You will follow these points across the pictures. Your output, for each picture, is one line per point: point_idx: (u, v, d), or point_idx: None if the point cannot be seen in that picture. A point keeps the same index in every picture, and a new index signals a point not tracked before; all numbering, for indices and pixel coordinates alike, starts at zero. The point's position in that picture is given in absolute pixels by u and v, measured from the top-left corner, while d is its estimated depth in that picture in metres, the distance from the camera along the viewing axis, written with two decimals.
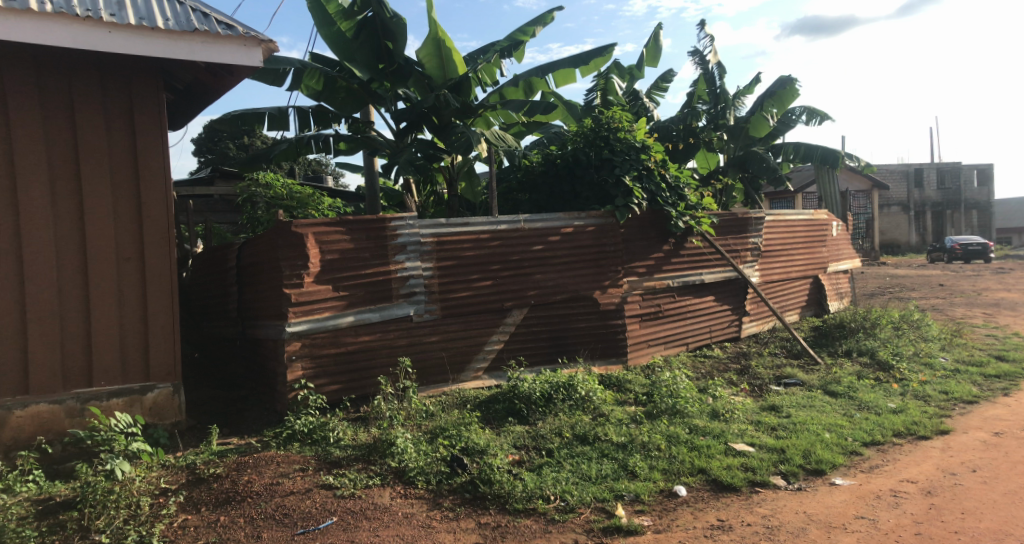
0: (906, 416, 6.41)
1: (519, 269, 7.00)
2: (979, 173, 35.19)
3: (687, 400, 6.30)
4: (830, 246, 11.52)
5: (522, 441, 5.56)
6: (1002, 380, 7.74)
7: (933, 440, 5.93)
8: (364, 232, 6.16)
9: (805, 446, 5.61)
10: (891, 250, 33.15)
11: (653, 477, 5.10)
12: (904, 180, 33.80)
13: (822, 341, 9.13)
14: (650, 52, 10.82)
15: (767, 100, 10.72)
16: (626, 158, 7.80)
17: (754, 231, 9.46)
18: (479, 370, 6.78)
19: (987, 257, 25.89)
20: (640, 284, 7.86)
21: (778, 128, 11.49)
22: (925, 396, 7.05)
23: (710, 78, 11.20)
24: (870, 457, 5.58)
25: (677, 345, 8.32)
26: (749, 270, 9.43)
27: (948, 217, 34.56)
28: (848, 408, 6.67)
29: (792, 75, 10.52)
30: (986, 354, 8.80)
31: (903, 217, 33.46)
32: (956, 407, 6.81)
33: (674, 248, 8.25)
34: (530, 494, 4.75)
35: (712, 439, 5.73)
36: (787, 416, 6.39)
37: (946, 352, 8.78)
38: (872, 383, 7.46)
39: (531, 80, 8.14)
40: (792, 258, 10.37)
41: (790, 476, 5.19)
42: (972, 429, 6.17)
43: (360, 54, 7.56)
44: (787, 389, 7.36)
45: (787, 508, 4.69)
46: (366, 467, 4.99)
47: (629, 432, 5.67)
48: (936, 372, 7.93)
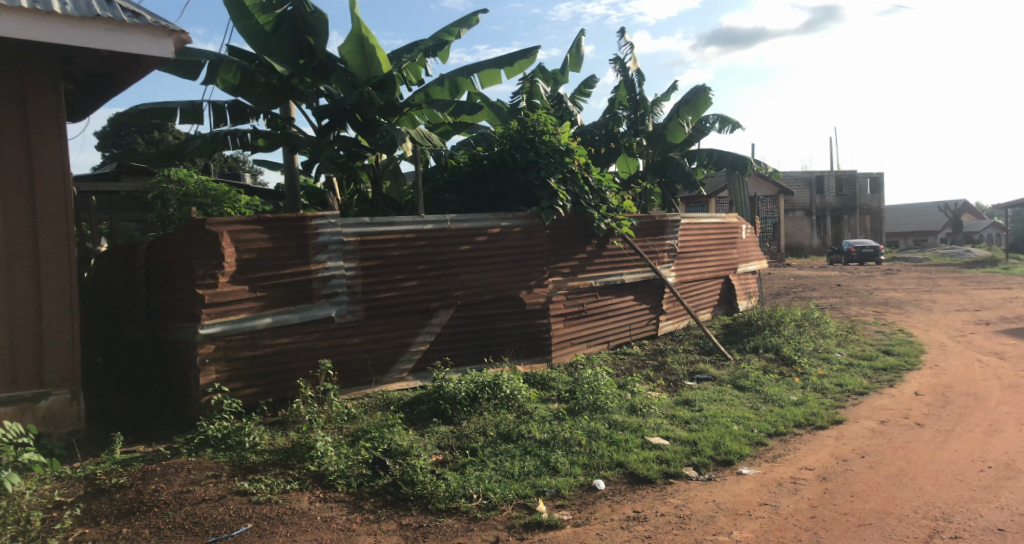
0: (805, 408, 6.83)
1: (445, 269, 7.03)
2: (872, 182, 37.80)
3: (607, 397, 6.52)
4: (740, 248, 12.08)
5: (446, 441, 5.60)
6: (888, 372, 8.35)
7: (829, 430, 6.35)
8: (283, 230, 6.04)
9: (715, 438, 5.89)
10: (795, 252, 35.16)
11: (574, 472, 5.24)
12: (807, 187, 35.82)
13: (731, 337, 9.59)
14: (573, 57, 11.05)
15: (682, 107, 11.19)
16: (551, 160, 8.01)
17: (670, 233, 9.82)
18: (403, 371, 6.76)
19: (878, 259, 27.57)
20: (565, 284, 8.01)
21: (693, 135, 11.97)
22: (822, 389, 7.52)
23: (630, 84, 11.56)
24: (773, 447, 5.92)
25: (597, 344, 8.52)
26: (666, 270, 9.77)
27: (845, 222, 36.89)
28: (755, 401, 7.04)
29: (705, 84, 10.98)
30: (874, 348, 9.46)
31: (805, 221, 35.54)
32: (849, 399, 7.30)
33: (596, 249, 8.46)
34: (453, 493, 4.79)
35: (630, 433, 5.94)
36: (700, 410, 6.68)
37: (841, 347, 9.38)
38: (777, 377, 7.90)
39: (457, 80, 8.06)
40: (705, 259, 10.80)
41: (702, 466, 5.44)
42: (862, 418, 6.64)
43: (279, 48, 7.42)
44: (699, 384, 7.69)
45: (697, 498, 4.92)
46: (283, 472, 4.91)
47: (552, 429, 5.81)
48: (832, 365, 8.47)
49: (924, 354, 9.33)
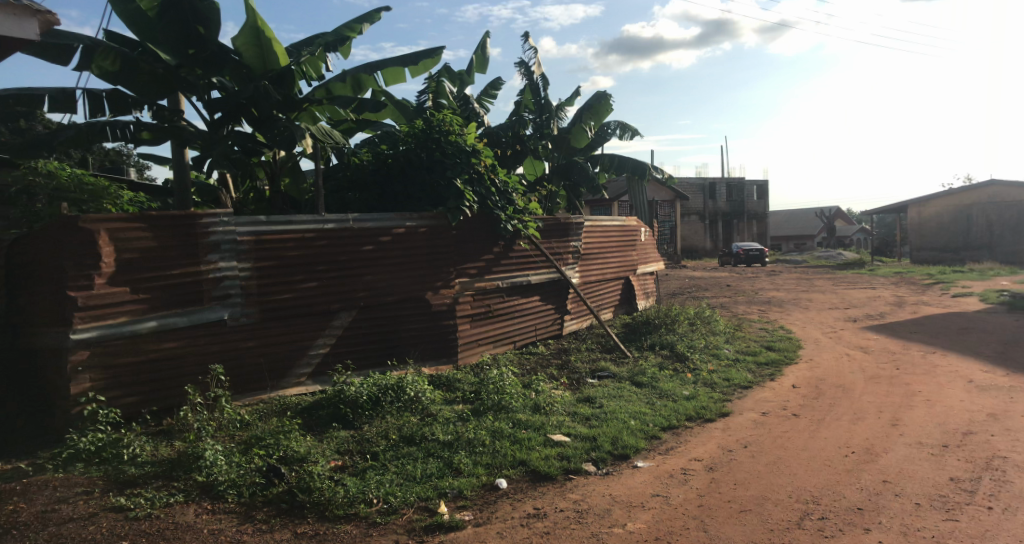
0: (696, 402, 7.14)
1: (348, 270, 6.87)
2: (760, 189, 39.99)
3: (511, 396, 6.57)
4: (640, 249, 12.48)
5: (345, 446, 5.47)
6: (770, 366, 8.87)
7: (717, 422, 6.66)
8: (169, 228, 5.72)
9: (613, 433, 6.05)
10: (690, 255, 37.09)
11: (477, 472, 5.24)
12: (701, 193, 37.68)
13: (631, 336, 9.88)
14: (478, 59, 11.06)
15: (585, 113, 11.51)
16: (456, 161, 7.93)
17: (575, 235, 10.01)
18: (302, 376, 6.56)
19: (763, 262, 29.26)
20: (472, 285, 7.99)
21: (595, 140, 12.24)
22: (712, 383, 7.88)
23: (535, 88, 11.74)
24: (666, 440, 6.15)
25: (503, 344, 8.55)
26: (570, 271, 9.95)
27: (736, 226, 39.01)
28: (651, 396, 7.28)
29: (606, 91, 11.29)
30: (759, 344, 10.03)
31: (699, 225, 37.43)
32: (736, 392, 7.69)
33: (503, 250, 8.51)
34: (352, 499, 4.68)
35: (533, 431, 6.01)
36: (600, 406, 6.84)
37: (730, 344, 9.87)
38: (672, 373, 8.21)
39: (359, 76, 7.97)
40: (607, 260, 11.08)
41: (600, 461, 5.58)
42: (746, 410, 7.01)
43: (165, 36, 7.01)
44: (600, 381, 7.88)
45: (595, 492, 5.04)
46: (166, 485, 4.65)
47: (456, 430, 5.78)
48: (721, 361, 8.90)
49: (801, 349, 9.97)
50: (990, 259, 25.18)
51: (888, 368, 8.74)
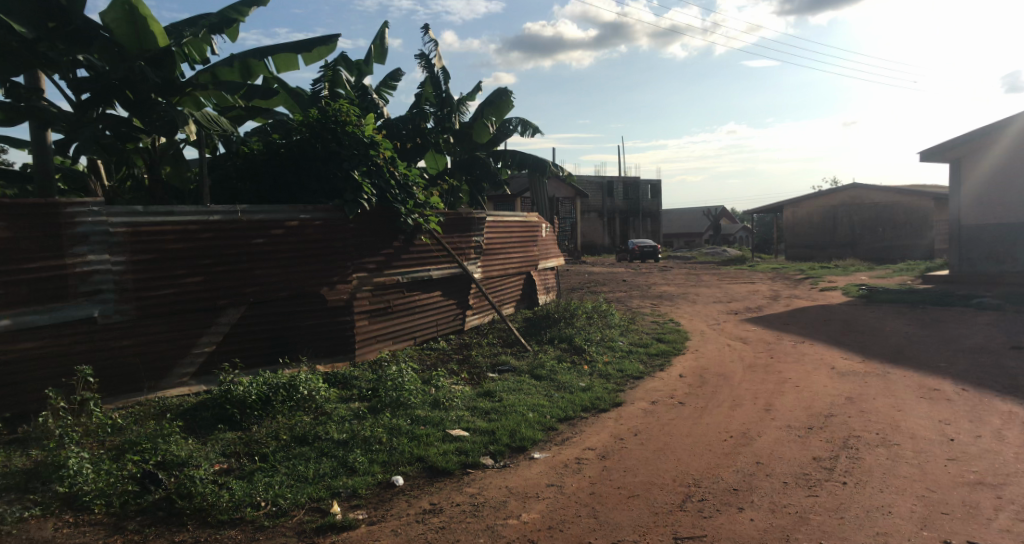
0: (591, 393, 7.30)
1: (236, 264, 6.52)
2: (653, 188, 41.61)
3: (410, 392, 6.46)
4: (540, 245, 12.62)
5: (232, 448, 5.20)
6: (660, 357, 9.21)
7: (610, 412, 6.83)
8: (27, 218, 5.27)
9: (511, 426, 6.08)
10: (590, 251, 37.75)
11: (372, 470, 5.12)
12: (599, 191, 38.68)
13: (531, 330, 9.97)
14: (376, 49, 10.82)
15: (486, 109, 11.49)
16: (354, 153, 7.71)
17: (476, 229, 9.98)
18: (184, 376, 6.18)
19: (656, 258, 30.44)
20: (370, 280, 7.79)
21: (497, 136, 12.27)
22: (606, 375, 8.09)
23: (436, 82, 11.60)
24: (562, 431, 6.25)
25: (404, 340, 8.38)
26: (472, 267, 9.91)
27: (632, 224, 40.38)
28: (549, 389, 7.37)
29: (507, 88, 11.33)
30: (651, 337, 10.39)
31: (598, 222, 38.34)
32: (629, 383, 7.92)
33: (403, 244, 8.35)
34: (238, 503, 4.45)
35: (431, 427, 5.93)
36: (499, 400, 6.85)
37: (624, 336, 10.17)
38: (569, 365, 8.34)
39: (247, 62, 7.65)
40: (508, 255, 11.12)
41: (498, 454, 5.58)
42: (638, 400, 7.23)
43: (22, 7, 6.38)
44: (500, 375, 7.90)
45: (492, 485, 5.04)
46: (22, 498, 4.25)
47: (351, 429, 5.61)
48: (616, 353, 9.15)
49: (688, 341, 10.41)
50: (854, 256, 27.29)
51: (763, 357, 9.28)
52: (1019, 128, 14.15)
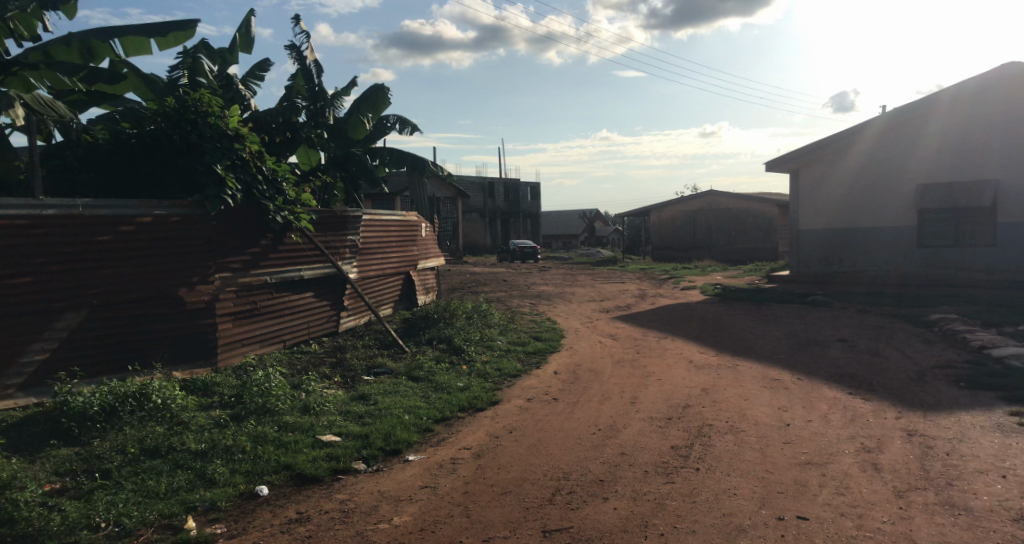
0: (468, 392, 7.29)
1: (75, 264, 5.97)
2: (532, 190, 42.61)
3: (277, 398, 6.16)
4: (419, 245, 12.47)
5: (68, 465, 4.73)
6: (537, 355, 9.37)
7: (485, 411, 6.85)
8: None
9: (386, 429, 5.94)
10: (471, 251, 37.91)
11: (233, 481, 4.83)
12: (481, 190, 38.75)
13: (408, 331, 9.82)
14: (242, 37, 10.26)
15: (361, 105, 11.21)
16: (216, 146, 7.20)
17: (352, 228, 9.70)
18: (10, 387, 5.56)
19: (536, 259, 31.09)
20: (235, 280, 7.35)
21: (373, 133, 12.02)
22: (484, 374, 8.11)
23: (308, 74, 11.15)
24: (439, 432, 6.19)
25: (273, 343, 7.97)
26: (347, 266, 9.60)
27: (512, 224, 41.03)
28: (426, 390, 7.29)
29: (384, 84, 11.14)
30: (528, 335, 10.54)
31: (479, 222, 38.62)
32: (506, 381, 8.00)
33: (272, 243, 7.96)
34: (73, 525, 4.06)
35: (300, 434, 5.68)
36: (374, 403, 6.68)
37: (503, 335, 10.25)
38: (447, 366, 8.29)
39: (89, 43, 7.03)
40: (386, 255, 10.90)
41: (371, 459, 5.44)
42: (514, 398, 7.31)
43: None
44: (376, 378, 7.71)
45: (363, 490, 4.90)
46: None
47: (211, 438, 5.26)
48: (494, 352, 9.20)
49: (563, 338, 10.66)
50: (714, 258, 29.11)
51: (630, 352, 9.68)
52: (846, 148, 15.74)
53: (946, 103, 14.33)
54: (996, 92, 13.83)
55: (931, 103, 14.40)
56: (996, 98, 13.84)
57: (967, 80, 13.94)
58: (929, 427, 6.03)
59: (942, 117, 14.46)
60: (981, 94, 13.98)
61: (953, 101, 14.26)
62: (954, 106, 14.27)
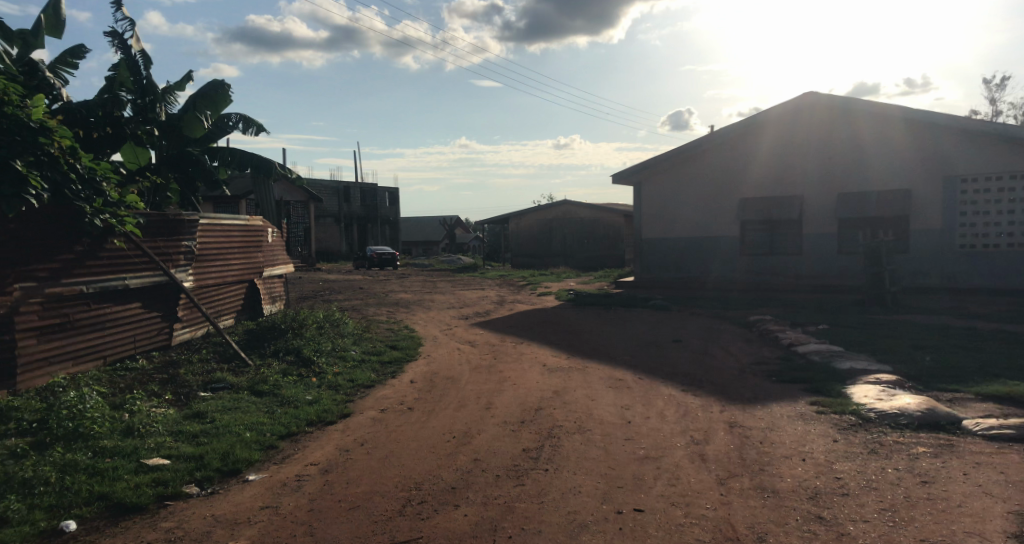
0: (318, 406, 7.00)
1: None
2: (390, 196, 42.07)
3: (94, 421, 5.58)
4: (265, 251, 11.84)
5: None
6: (392, 365, 9.19)
7: (336, 424, 6.61)
8: None
9: (223, 448, 5.56)
10: (325, 257, 36.72)
11: (31, 518, 4.30)
12: (335, 196, 37.79)
13: (253, 343, 9.28)
14: (48, 20, 9.24)
15: (198, 101, 10.46)
16: (16, 140, 6.11)
17: (187, 233, 9.02)
18: None
19: (394, 265, 30.66)
20: (40, 291, 6.60)
21: (212, 132, 11.31)
22: (336, 386, 7.83)
23: (133, 65, 10.24)
24: (283, 448, 5.89)
25: (90, 360, 7.22)
26: (181, 274, 8.90)
27: (369, 230, 40.22)
28: (271, 405, 6.92)
29: (224, 80, 10.51)
30: (384, 344, 10.31)
31: (335, 227, 37.52)
32: (358, 393, 7.76)
33: (88, 248, 7.23)
34: None
35: (120, 459, 5.17)
36: (211, 421, 6.24)
37: (356, 345, 9.94)
38: (295, 379, 7.91)
39: None
40: (227, 262, 10.24)
41: (204, 481, 5.06)
42: (366, 409, 7.11)
43: None
44: (214, 394, 7.21)
45: (193, 515, 4.55)
46: None
47: (5, 471, 4.65)
48: (346, 363, 8.90)
49: (420, 347, 10.54)
50: (568, 265, 30.14)
51: (486, 358, 9.76)
52: (677, 163, 16.94)
53: (765, 124, 15.76)
54: (806, 115, 15.35)
55: (752, 123, 15.81)
56: (807, 120, 15.35)
57: (783, 103, 15.39)
58: (746, 418, 6.58)
59: (762, 137, 15.92)
60: (795, 117, 15.48)
61: (771, 122, 15.70)
62: (773, 126, 15.75)
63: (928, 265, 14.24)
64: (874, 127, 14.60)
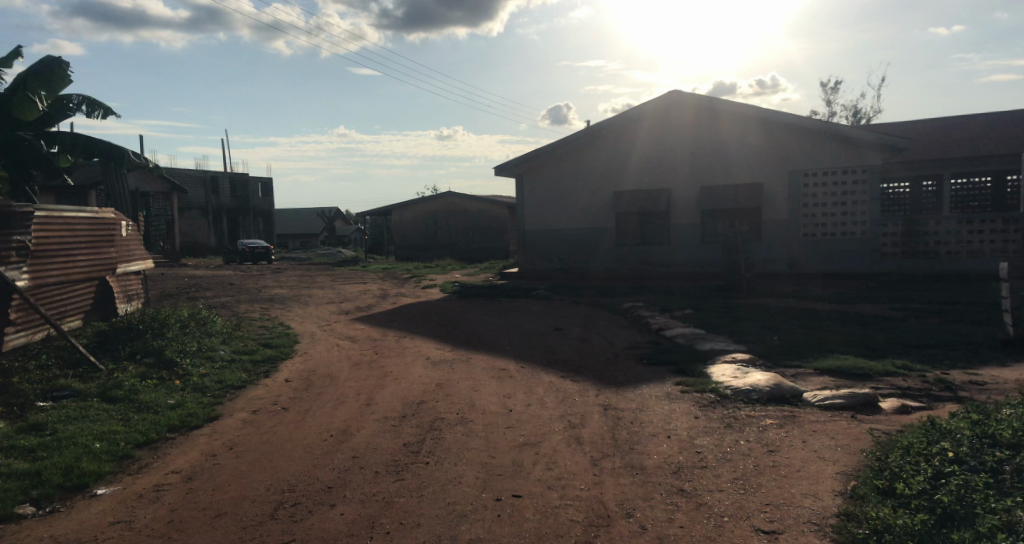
0: (181, 410, 6.59)
1: None
2: (263, 187, 40.29)
3: None
4: (119, 247, 10.96)
5: None
6: (266, 364, 8.79)
7: (201, 429, 6.25)
8: None
9: (67, 462, 5.12)
10: (192, 252, 34.29)
11: None
12: (202, 186, 35.58)
13: (106, 345, 8.59)
14: None
15: (31, 81, 9.52)
16: None
17: (20, 228, 8.18)
18: None
19: (269, 259, 29.37)
20: None
21: (51, 115, 10.34)
22: (201, 388, 7.41)
23: None
24: (140, 457, 5.51)
25: None
26: (14, 273, 8.06)
27: (240, 223, 38.32)
28: (126, 412, 6.44)
29: (62, 59, 9.62)
30: (256, 343, 9.84)
31: (201, 220, 35.43)
32: (227, 394, 7.37)
33: None
34: None
35: None
36: (52, 433, 5.72)
37: (226, 344, 9.42)
38: (155, 382, 7.40)
39: None
40: (72, 259, 9.39)
41: (44, 500, 4.65)
42: (236, 411, 6.77)
43: None
44: (57, 403, 6.61)
45: (29, 539, 4.16)
46: None
47: None
48: (215, 363, 8.42)
49: (296, 344, 10.16)
50: (453, 257, 30.10)
51: (368, 353, 9.57)
52: (554, 156, 17.35)
53: (635, 120, 16.44)
54: (673, 112, 16.16)
55: (623, 119, 16.44)
56: (673, 117, 16.17)
57: (651, 101, 16.13)
58: (618, 401, 6.86)
59: (633, 132, 16.60)
60: (662, 114, 16.26)
61: (641, 119, 16.40)
62: (643, 122, 16.46)
63: (779, 252, 15.42)
64: (731, 125, 15.61)
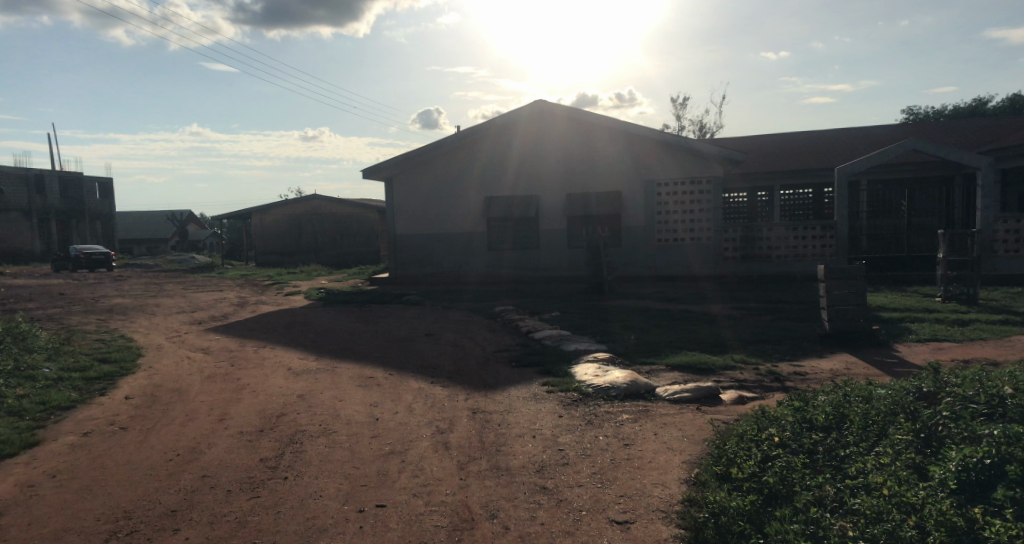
0: None
1: None
2: (100, 187, 37.11)
3: None
4: None
5: None
6: (101, 381, 8.05)
7: (18, 457, 5.61)
8: None
9: None
10: (13, 259, 30.98)
11: None
12: (23, 185, 32.00)
13: None
14: None
15: None
16: None
17: None
18: None
19: (110, 266, 26.94)
20: None
21: None
22: (18, 412, 6.66)
23: None
24: None
25: None
26: None
27: (74, 227, 34.97)
28: None
29: None
30: (89, 358, 8.99)
31: (25, 224, 31.97)
32: (51, 416, 6.68)
33: None
34: None
35: None
36: None
37: (52, 361, 8.53)
38: None
39: None
40: None
41: None
42: (62, 435, 6.15)
43: None
44: None
45: None
46: None
47: None
48: (37, 383, 7.60)
49: (139, 358, 9.40)
50: (318, 262, 29.08)
51: (223, 365, 9.03)
52: (423, 161, 17.25)
53: (502, 127, 16.71)
54: (537, 121, 16.59)
55: (490, 126, 16.65)
56: (538, 126, 16.61)
57: (516, 109, 16.47)
58: (486, 403, 6.93)
59: (500, 139, 16.88)
60: (528, 122, 16.65)
61: (507, 126, 16.69)
62: (509, 130, 16.77)
63: (638, 256, 16.27)
64: (592, 135, 16.27)
